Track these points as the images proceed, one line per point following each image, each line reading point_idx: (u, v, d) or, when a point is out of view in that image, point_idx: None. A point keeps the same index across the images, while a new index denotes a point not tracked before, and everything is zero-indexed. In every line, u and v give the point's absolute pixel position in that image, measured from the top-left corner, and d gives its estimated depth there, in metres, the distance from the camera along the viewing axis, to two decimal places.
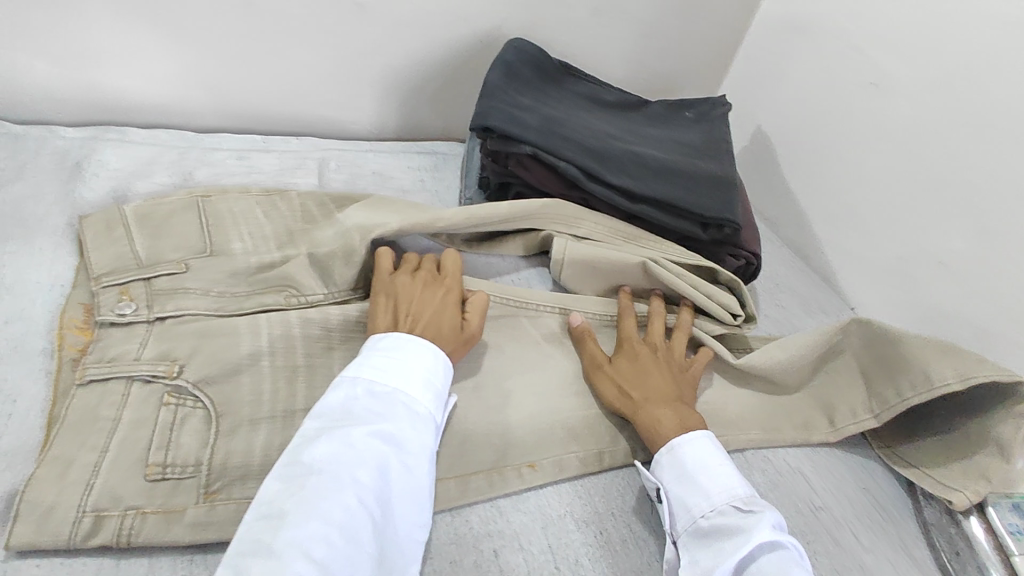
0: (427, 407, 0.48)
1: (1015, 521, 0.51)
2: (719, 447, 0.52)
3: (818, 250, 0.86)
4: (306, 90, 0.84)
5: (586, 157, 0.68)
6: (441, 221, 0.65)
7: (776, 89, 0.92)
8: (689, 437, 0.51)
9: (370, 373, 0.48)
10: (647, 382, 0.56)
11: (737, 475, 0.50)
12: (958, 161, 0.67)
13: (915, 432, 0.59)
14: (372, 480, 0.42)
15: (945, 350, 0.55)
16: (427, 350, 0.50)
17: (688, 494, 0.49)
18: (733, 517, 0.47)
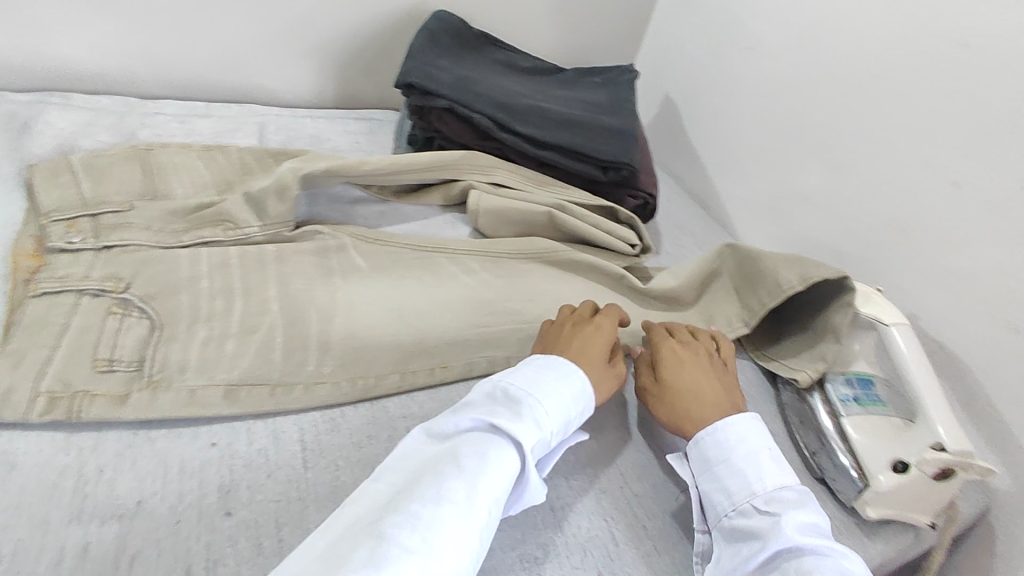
0: (554, 430, 0.51)
1: (846, 392, 0.61)
2: (762, 438, 0.55)
3: (717, 199, 0.97)
4: (245, 60, 0.91)
5: (496, 111, 0.78)
6: (368, 164, 0.72)
7: (678, 60, 1.03)
8: (726, 432, 0.55)
9: (513, 381, 0.52)
10: (692, 392, 0.58)
11: (773, 470, 0.53)
12: (815, 107, 0.79)
13: (778, 334, 0.69)
14: (488, 478, 0.44)
15: (792, 260, 0.66)
16: (572, 375, 0.55)
17: (712, 488, 0.53)
18: (755, 518, 0.50)
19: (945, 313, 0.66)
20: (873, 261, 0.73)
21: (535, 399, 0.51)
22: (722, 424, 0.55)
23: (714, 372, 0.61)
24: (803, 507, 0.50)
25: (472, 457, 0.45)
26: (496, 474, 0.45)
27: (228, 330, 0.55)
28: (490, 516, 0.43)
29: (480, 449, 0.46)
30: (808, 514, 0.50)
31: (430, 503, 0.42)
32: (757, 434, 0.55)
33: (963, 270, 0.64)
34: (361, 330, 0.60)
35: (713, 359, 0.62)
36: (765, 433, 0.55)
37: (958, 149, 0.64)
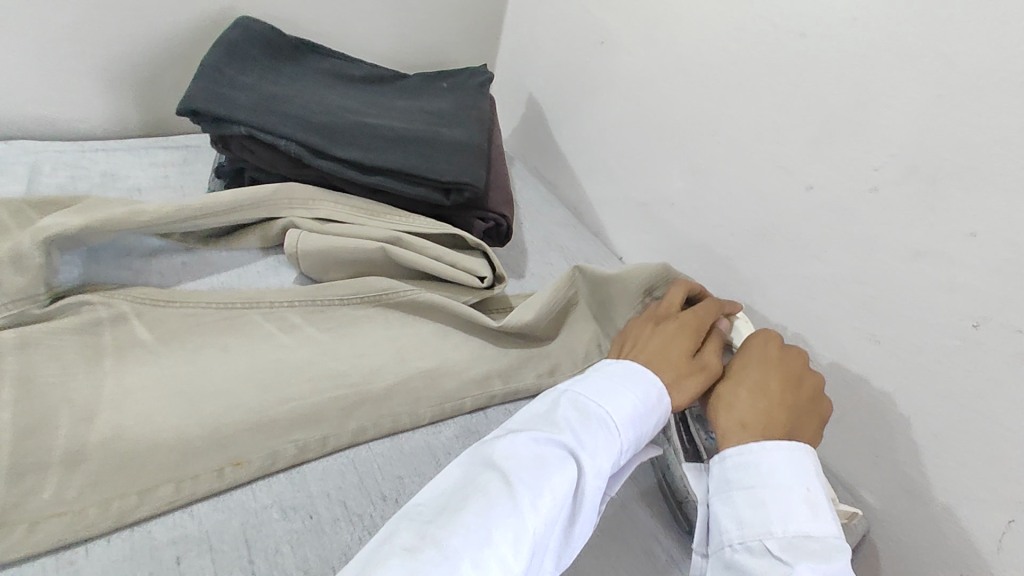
0: (623, 449, 0.47)
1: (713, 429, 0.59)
2: (800, 472, 0.46)
3: (589, 206, 0.91)
4: (7, 86, 0.75)
5: (309, 131, 0.67)
6: (144, 214, 0.60)
7: (537, 56, 0.95)
8: (763, 457, 0.46)
9: (583, 392, 0.49)
10: (743, 404, 0.51)
11: (805, 515, 0.44)
12: (670, 106, 0.73)
13: None
14: (540, 512, 0.41)
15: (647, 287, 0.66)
16: (647, 387, 0.50)
17: (724, 513, 0.46)
18: (760, 561, 0.43)
19: (806, 324, 0.62)
20: (738, 270, 0.69)
21: (605, 412, 0.48)
22: (765, 450, 0.47)
23: (789, 392, 0.52)
24: (826, 565, 0.41)
25: (526, 477, 0.42)
26: (546, 509, 0.41)
27: None
28: (541, 545, 0.40)
29: (540, 468, 0.43)
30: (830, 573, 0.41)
31: (475, 541, 0.38)
32: (797, 472, 0.45)
33: (820, 278, 0.60)
34: (129, 427, 0.49)
35: (799, 379, 0.53)
36: (804, 464, 0.46)
37: (804, 149, 0.60)
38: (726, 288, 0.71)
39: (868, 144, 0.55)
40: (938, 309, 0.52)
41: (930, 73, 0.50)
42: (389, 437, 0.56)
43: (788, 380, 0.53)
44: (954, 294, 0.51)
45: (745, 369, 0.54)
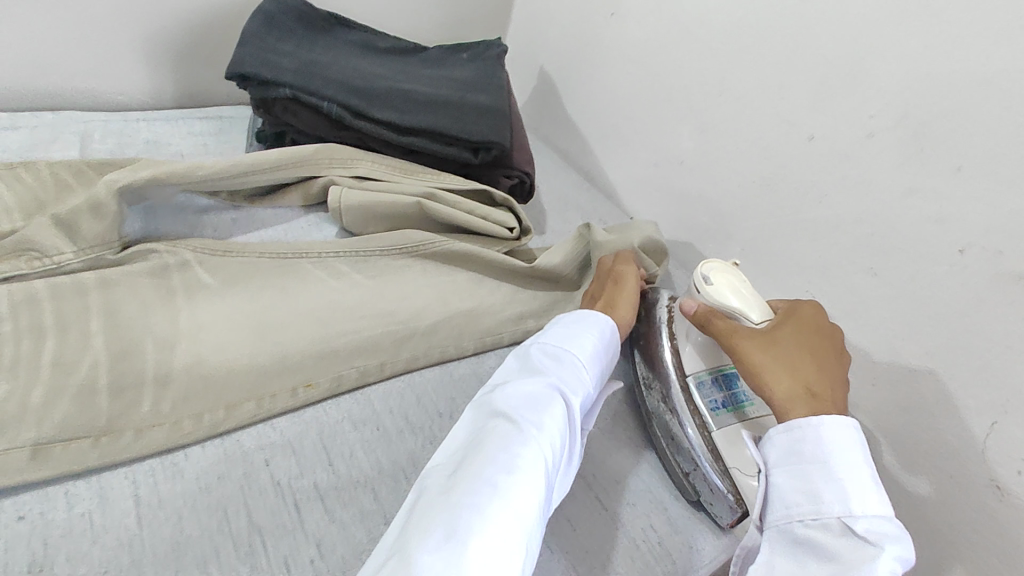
0: (592, 381, 0.55)
1: (715, 398, 0.60)
2: (863, 451, 0.48)
3: (600, 170, 0.97)
4: (53, 57, 0.79)
5: (350, 94, 0.71)
6: (203, 168, 0.64)
7: (549, 30, 1.01)
8: (831, 438, 0.48)
9: (548, 343, 0.56)
10: (803, 372, 0.53)
11: (874, 495, 0.46)
12: (679, 69, 0.79)
13: None
14: (548, 435, 0.47)
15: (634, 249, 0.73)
16: (601, 329, 0.58)
17: (790, 490, 0.48)
18: (832, 536, 0.45)
19: (808, 263, 0.69)
20: (742, 219, 0.75)
21: (571, 355, 0.54)
22: (833, 423, 0.49)
23: (827, 350, 0.55)
24: (891, 542, 0.43)
25: (527, 414, 0.47)
26: (552, 434, 0.47)
27: (35, 381, 0.47)
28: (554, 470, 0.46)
29: (535, 406, 0.48)
30: (895, 550, 0.43)
31: (507, 464, 0.43)
32: (860, 453, 0.48)
33: (822, 219, 0.66)
34: (208, 354, 0.54)
35: (829, 332, 0.57)
36: (861, 444, 0.48)
37: (806, 101, 0.65)
38: (734, 237, 0.77)
39: (865, 94, 0.61)
40: (929, 240, 0.58)
41: (921, 26, 0.56)
42: (440, 367, 0.62)
43: (821, 337, 0.56)
44: (943, 224, 0.57)
45: (787, 330, 0.56)
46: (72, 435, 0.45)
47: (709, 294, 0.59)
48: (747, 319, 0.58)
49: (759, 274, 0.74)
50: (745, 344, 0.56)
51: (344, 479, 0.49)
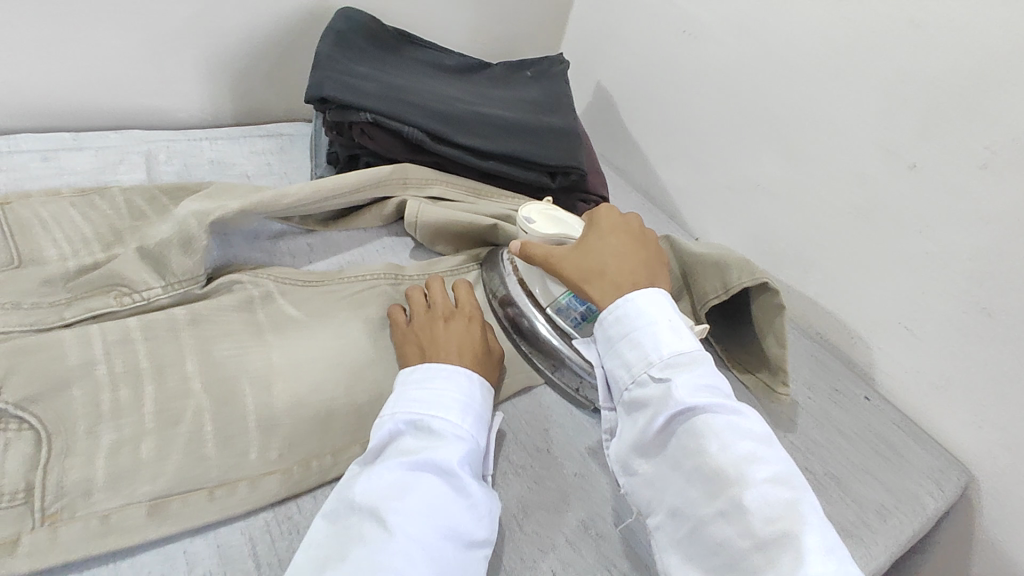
0: (467, 432, 0.49)
1: (573, 316, 0.61)
2: (658, 299, 0.51)
3: (661, 188, 0.95)
4: (118, 76, 0.77)
5: (430, 118, 0.69)
6: (287, 197, 0.63)
7: (609, 44, 0.99)
8: (632, 304, 0.50)
9: (408, 406, 0.49)
10: (610, 266, 0.55)
11: (670, 337, 0.49)
12: (762, 91, 0.77)
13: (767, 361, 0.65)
14: (417, 519, 0.42)
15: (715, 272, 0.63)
16: (459, 375, 0.51)
17: (614, 365, 0.50)
18: (649, 387, 0.48)
19: (903, 295, 0.66)
20: (826, 247, 0.73)
21: (437, 416, 0.48)
22: (629, 303, 0.51)
23: (639, 244, 0.57)
24: (702, 371, 0.47)
25: (389, 506, 0.43)
26: (426, 517, 0.43)
27: (143, 431, 0.45)
28: (439, 558, 0.42)
29: (399, 492, 0.43)
30: (708, 376, 0.47)
31: (374, 574, 0.39)
32: (651, 305, 0.50)
33: (923, 252, 0.64)
34: (306, 394, 0.51)
35: (642, 235, 0.59)
36: (661, 300, 0.51)
37: (908, 129, 0.63)
38: (816, 264, 0.74)
39: (977, 125, 0.58)
40: None
41: None
42: (532, 399, 0.60)
43: (635, 238, 0.58)
44: None
45: (594, 236, 0.58)
46: (186, 488, 0.44)
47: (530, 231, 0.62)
48: (569, 240, 0.60)
49: (844, 303, 0.72)
50: (559, 257, 0.57)
51: None
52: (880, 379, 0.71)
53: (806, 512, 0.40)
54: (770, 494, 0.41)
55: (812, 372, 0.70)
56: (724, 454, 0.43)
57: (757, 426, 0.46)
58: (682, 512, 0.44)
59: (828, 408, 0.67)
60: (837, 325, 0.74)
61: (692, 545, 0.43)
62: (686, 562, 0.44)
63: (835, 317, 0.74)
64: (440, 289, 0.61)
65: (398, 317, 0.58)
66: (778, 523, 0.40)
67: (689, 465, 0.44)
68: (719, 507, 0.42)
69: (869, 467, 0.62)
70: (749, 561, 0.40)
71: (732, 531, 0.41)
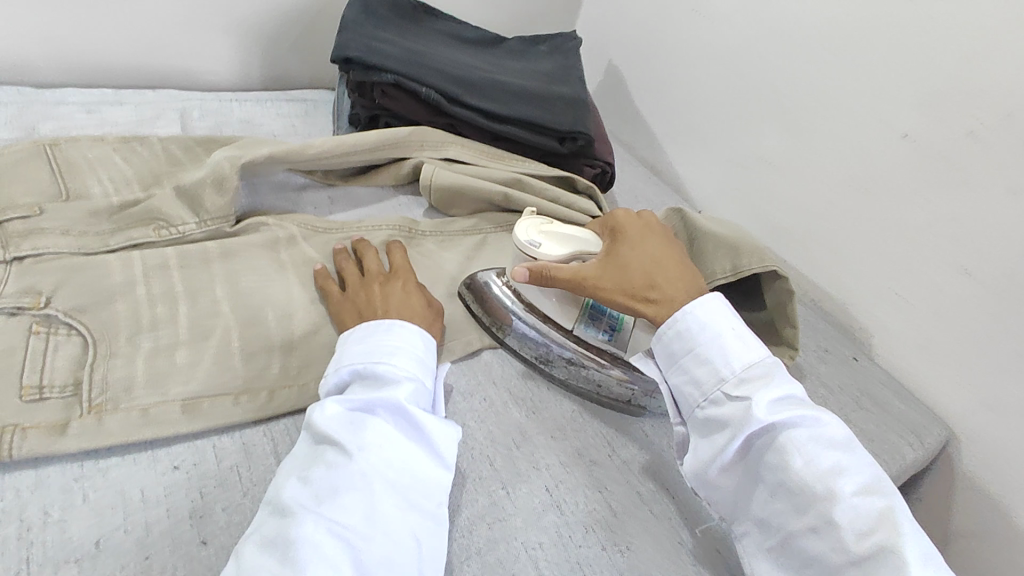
0: (418, 377, 0.48)
1: (602, 329, 0.60)
2: (724, 309, 0.53)
3: (668, 164, 0.98)
4: (156, 37, 0.82)
5: (447, 82, 0.74)
6: (311, 149, 0.67)
7: (622, 23, 1.02)
8: (695, 319, 0.52)
9: (355, 356, 0.48)
10: (662, 278, 0.56)
11: (739, 350, 0.51)
12: (766, 66, 0.80)
13: (765, 325, 0.70)
14: (371, 450, 0.43)
15: (730, 247, 0.68)
16: (398, 328, 0.50)
17: (683, 383, 0.52)
18: (725, 405, 0.49)
19: (895, 260, 0.69)
20: (824, 216, 0.76)
21: (385, 361, 0.48)
22: (699, 326, 0.52)
23: (666, 245, 0.59)
24: (775, 383, 0.49)
25: (343, 444, 0.43)
26: (380, 448, 0.43)
27: (177, 342, 0.50)
28: (392, 494, 0.42)
29: (352, 432, 0.43)
30: (782, 389, 0.49)
31: (329, 498, 0.40)
32: (717, 319, 0.52)
33: (914, 218, 0.67)
34: (324, 322, 0.56)
35: (664, 232, 0.61)
36: (725, 310, 0.53)
37: (903, 99, 0.66)
38: (812, 232, 0.77)
39: (968, 94, 0.61)
40: None
41: None
42: None
43: (659, 237, 0.60)
44: None
45: (629, 249, 0.58)
46: (214, 393, 0.49)
47: (544, 255, 0.59)
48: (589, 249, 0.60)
49: (838, 269, 0.75)
50: (601, 277, 0.57)
51: (460, 450, 0.52)
52: (871, 342, 0.73)
53: (900, 521, 0.42)
54: (859, 505, 0.43)
55: (804, 332, 0.73)
56: (809, 468, 0.45)
57: (838, 432, 0.47)
58: (771, 525, 0.46)
59: (818, 365, 0.70)
60: (831, 292, 0.77)
61: (784, 555, 0.46)
62: (778, 572, 0.46)
63: (830, 284, 0.77)
64: (371, 255, 0.60)
65: (330, 289, 0.57)
66: (871, 535, 0.42)
67: (774, 481, 0.46)
68: (809, 522, 0.44)
69: (852, 417, 0.65)
70: (847, 573, 0.42)
71: (825, 545, 0.43)
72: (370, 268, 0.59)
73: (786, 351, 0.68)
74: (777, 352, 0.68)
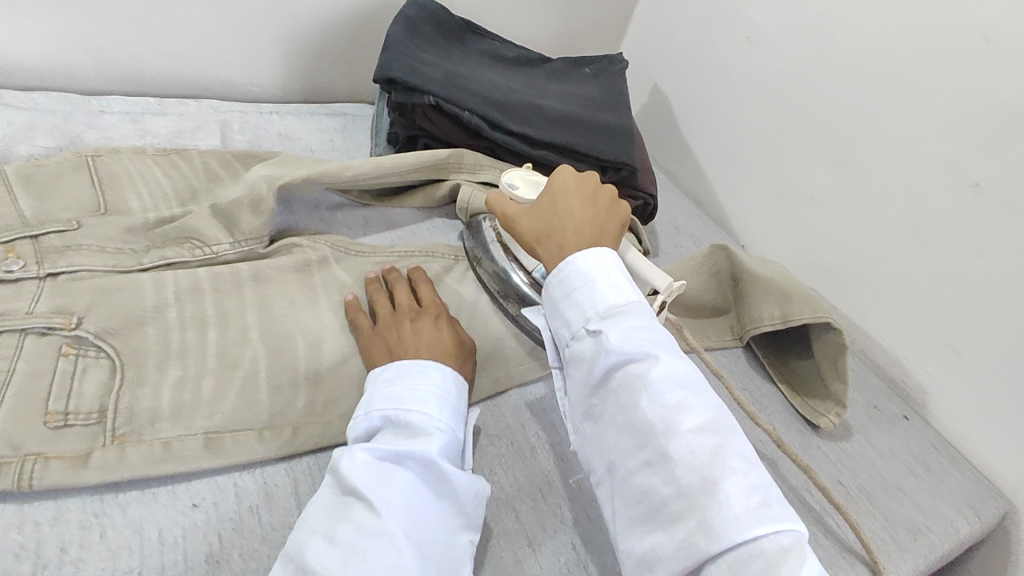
0: (447, 427, 0.48)
1: None
2: (602, 253, 0.51)
3: (710, 194, 0.95)
4: (202, 49, 0.82)
5: (489, 107, 0.72)
6: (348, 171, 0.66)
7: (669, 48, 0.99)
8: (576, 264, 0.50)
9: (386, 402, 0.48)
10: (564, 230, 0.54)
11: (608, 293, 0.49)
12: (822, 101, 0.76)
13: (810, 376, 0.66)
14: (397, 507, 0.42)
15: (778, 292, 0.65)
16: (433, 372, 0.50)
17: (557, 324, 0.51)
18: (586, 344, 0.48)
19: (955, 316, 0.65)
20: (878, 262, 0.71)
21: (417, 410, 0.47)
22: (579, 271, 0.50)
23: (592, 207, 0.56)
24: (638, 322, 0.48)
25: (374, 499, 0.41)
26: (406, 504, 0.42)
27: (204, 371, 0.49)
28: (422, 555, 0.41)
29: (382, 486, 0.42)
30: (647, 330, 0.47)
31: (357, 558, 0.39)
32: (593, 262, 0.51)
33: (979, 273, 0.63)
34: (353, 354, 0.54)
35: (598, 193, 0.58)
36: (603, 255, 0.51)
37: (973, 148, 0.62)
38: (864, 280, 0.73)
39: None
40: None
41: None
42: None
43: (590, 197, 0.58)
44: None
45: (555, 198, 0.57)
46: (238, 427, 0.48)
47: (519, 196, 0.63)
48: None
49: (891, 321, 0.71)
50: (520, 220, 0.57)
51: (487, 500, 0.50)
52: (924, 402, 0.69)
53: (730, 457, 0.42)
54: (692, 435, 0.42)
55: (851, 387, 0.69)
56: (653, 406, 0.44)
57: (690, 374, 0.46)
58: (615, 467, 0.45)
59: (865, 425, 0.66)
60: (881, 343, 0.72)
61: (621, 495, 0.45)
62: (614, 511, 0.45)
63: (880, 335, 0.72)
64: (401, 287, 0.59)
65: (359, 321, 0.55)
66: (700, 470, 0.41)
67: (623, 420, 0.45)
68: (648, 459, 0.43)
69: (904, 486, 0.61)
70: (671, 506, 0.41)
71: (656, 478, 0.43)
72: (401, 301, 0.57)
73: (832, 407, 0.64)
74: (822, 407, 0.64)
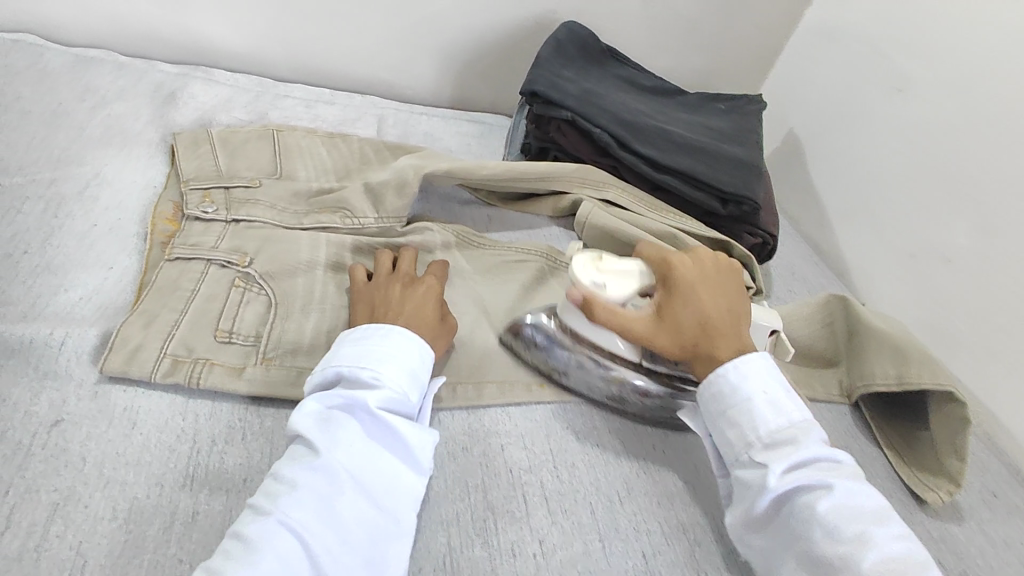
0: (401, 384, 0.48)
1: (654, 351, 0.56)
2: (763, 365, 0.52)
3: (835, 245, 0.91)
4: (373, 51, 0.93)
5: (619, 127, 0.76)
6: (483, 169, 0.72)
7: (812, 94, 0.98)
8: (732, 379, 0.51)
9: (343, 357, 0.48)
10: (721, 328, 0.54)
11: (771, 411, 0.50)
12: (975, 161, 0.72)
13: (921, 446, 0.62)
14: (339, 452, 0.44)
15: (898, 353, 0.61)
16: (391, 337, 0.49)
17: (716, 438, 0.52)
18: (753, 466, 0.49)
19: None
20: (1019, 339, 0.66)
21: (371, 366, 0.48)
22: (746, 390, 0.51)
23: (723, 294, 0.57)
24: (805, 445, 0.48)
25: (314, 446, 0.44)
26: (347, 448, 0.44)
27: (338, 321, 0.56)
28: (359, 501, 0.43)
29: (325, 434, 0.44)
30: (817, 452, 0.48)
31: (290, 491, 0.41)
32: (749, 375, 0.51)
33: None
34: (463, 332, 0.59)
35: (721, 273, 0.58)
36: (760, 367, 0.52)
37: None
38: (998, 356, 0.68)
39: None
40: None
41: None
42: None
43: (714, 276, 0.58)
44: None
45: (689, 293, 0.55)
46: None
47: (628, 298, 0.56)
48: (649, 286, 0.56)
49: None
50: (662, 337, 0.54)
51: (566, 489, 0.52)
52: None
53: None
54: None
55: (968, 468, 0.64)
56: (831, 540, 0.43)
57: (868, 503, 0.45)
58: None
59: (979, 509, 0.61)
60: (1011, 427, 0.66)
61: None
62: None
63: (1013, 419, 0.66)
64: (407, 258, 0.60)
65: (355, 275, 0.57)
66: None
67: (799, 550, 0.45)
68: None
69: None
70: None
71: None
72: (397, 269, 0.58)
73: (945, 483, 0.59)
74: (932, 481, 0.60)
